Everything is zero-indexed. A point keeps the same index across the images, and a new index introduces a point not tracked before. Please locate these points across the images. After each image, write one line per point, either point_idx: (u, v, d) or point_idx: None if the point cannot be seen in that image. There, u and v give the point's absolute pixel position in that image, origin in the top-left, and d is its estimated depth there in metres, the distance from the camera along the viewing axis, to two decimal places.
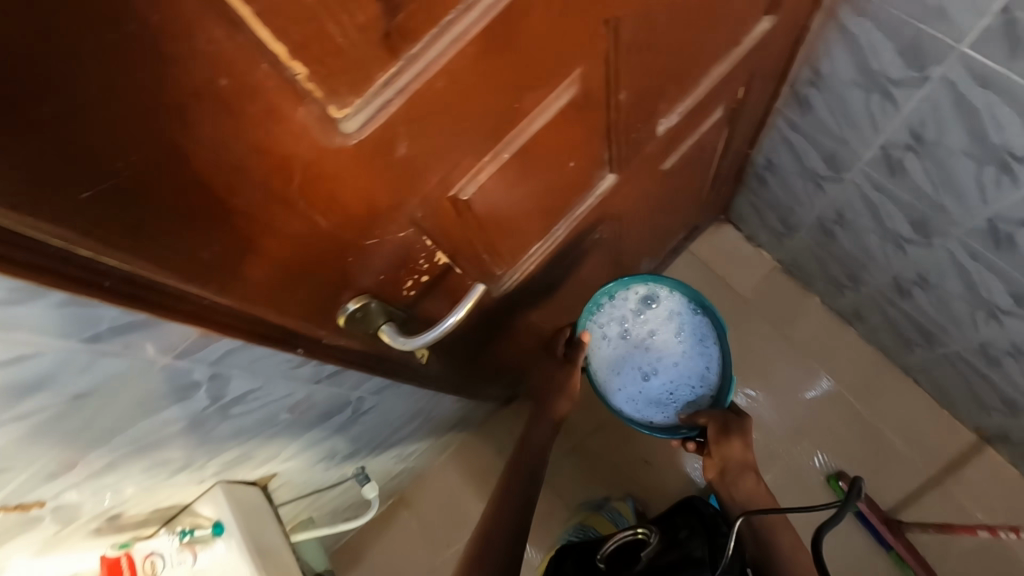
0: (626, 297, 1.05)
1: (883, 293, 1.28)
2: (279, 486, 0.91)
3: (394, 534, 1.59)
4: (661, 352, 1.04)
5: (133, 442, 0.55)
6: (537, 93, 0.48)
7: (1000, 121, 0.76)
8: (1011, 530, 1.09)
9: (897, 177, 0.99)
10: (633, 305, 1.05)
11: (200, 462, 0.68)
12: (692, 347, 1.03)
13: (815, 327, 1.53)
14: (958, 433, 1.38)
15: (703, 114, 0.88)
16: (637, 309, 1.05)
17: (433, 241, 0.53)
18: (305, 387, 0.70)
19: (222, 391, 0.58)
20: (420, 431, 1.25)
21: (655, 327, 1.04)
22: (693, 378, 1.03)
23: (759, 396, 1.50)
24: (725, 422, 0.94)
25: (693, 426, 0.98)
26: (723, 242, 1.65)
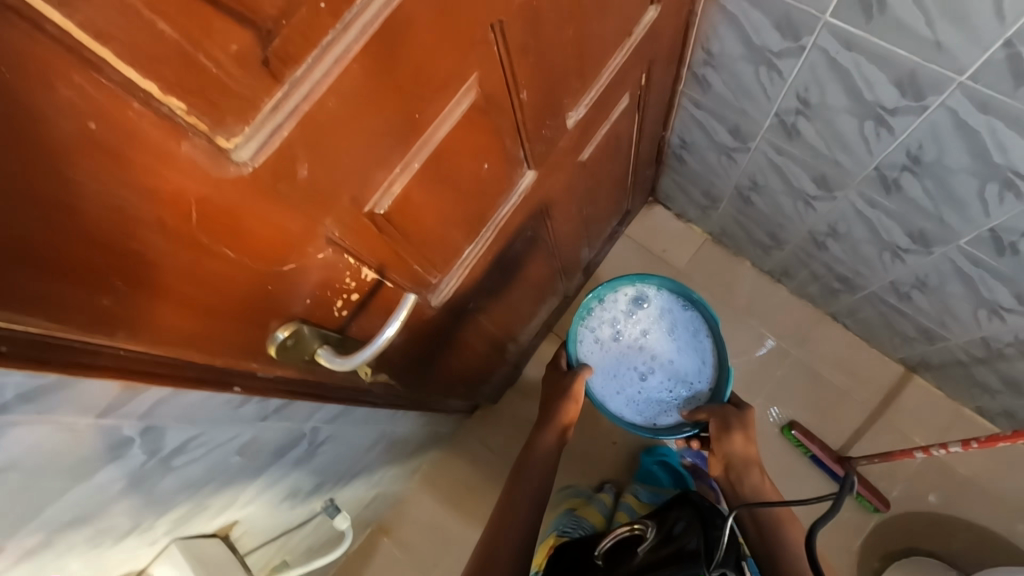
0: (616, 300, 1.16)
1: (803, 248, 1.37)
2: (243, 534, 0.88)
3: (378, 563, 1.56)
4: (656, 351, 1.14)
5: (68, 513, 0.52)
6: (436, 101, 0.50)
7: (870, 80, 0.84)
8: (942, 447, 1.19)
9: (795, 141, 1.07)
10: (623, 308, 1.16)
11: (148, 522, 0.65)
12: (683, 342, 1.15)
13: (751, 290, 1.62)
14: (889, 367, 1.50)
15: (610, 103, 0.92)
16: (627, 311, 1.16)
17: (357, 258, 0.53)
18: (253, 426, 0.68)
19: (160, 443, 0.56)
20: (387, 453, 1.23)
21: (646, 328, 1.15)
22: (688, 372, 1.13)
23: None
24: (724, 417, 1.04)
25: (696, 422, 1.08)
26: (656, 222, 1.72)
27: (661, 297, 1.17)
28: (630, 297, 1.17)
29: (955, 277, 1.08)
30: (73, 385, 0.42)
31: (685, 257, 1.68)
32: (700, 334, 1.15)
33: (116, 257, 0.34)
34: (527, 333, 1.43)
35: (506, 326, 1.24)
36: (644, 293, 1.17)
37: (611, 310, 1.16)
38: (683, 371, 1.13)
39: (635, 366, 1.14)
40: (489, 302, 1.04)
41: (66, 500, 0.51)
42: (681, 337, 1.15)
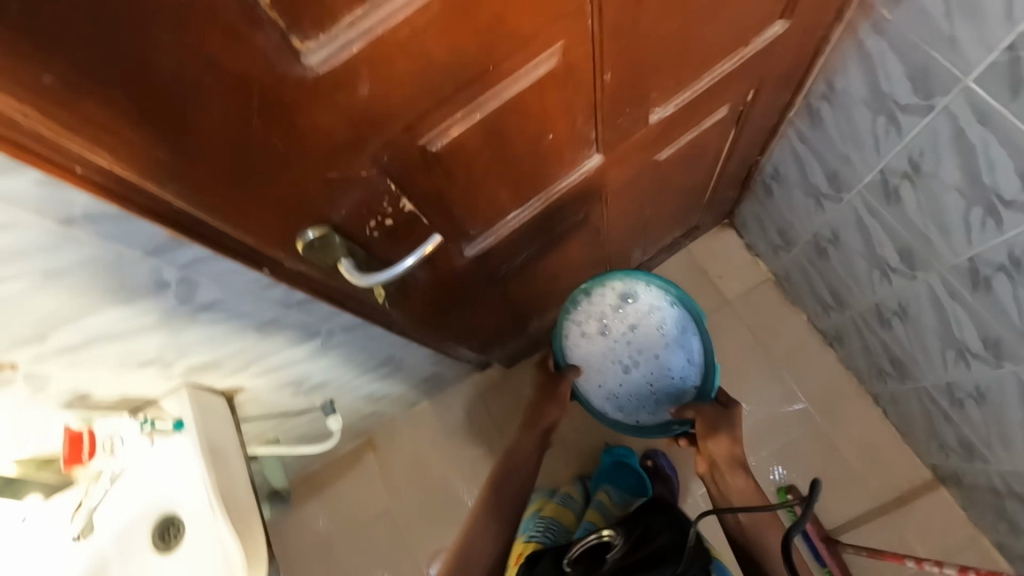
0: (604, 295, 1.11)
1: (865, 319, 1.28)
2: (245, 401, 0.98)
3: (358, 472, 1.67)
4: (641, 348, 1.11)
5: (107, 325, 0.60)
6: (513, 59, 0.51)
7: (993, 162, 0.76)
8: (937, 564, 1.11)
9: (892, 205, 0.99)
10: (611, 303, 1.11)
11: (169, 360, 0.73)
12: (672, 342, 1.11)
13: (796, 344, 1.55)
14: (915, 467, 1.40)
15: (704, 110, 0.89)
16: (614, 308, 1.11)
17: (398, 185, 0.56)
18: (275, 309, 0.75)
19: (191, 295, 0.62)
20: (391, 377, 1.30)
21: (634, 323, 1.10)
22: (671, 371, 1.11)
23: None
24: (713, 420, 1.01)
25: (684, 421, 1.10)
26: (722, 246, 1.66)
27: (653, 294, 1.10)
28: (618, 292, 1.11)
29: (1018, 400, 0.98)
30: (130, 220, 0.48)
31: (740, 290, 1.62)
32: (691, 334, 1.11)
33: (180, 124, 0.38)
34: (556, 312, 1.44)
35: (534, 299, 1.26)
36: (633, 288, 1.10)
37: (601, 300, 1.11)
38: (668, 372, 1.11)
39: (619, 364, 1.13)
40: (523, 270, 1.06)
41: (106, 313, 0.58)
42: (670, 335, 1.11)
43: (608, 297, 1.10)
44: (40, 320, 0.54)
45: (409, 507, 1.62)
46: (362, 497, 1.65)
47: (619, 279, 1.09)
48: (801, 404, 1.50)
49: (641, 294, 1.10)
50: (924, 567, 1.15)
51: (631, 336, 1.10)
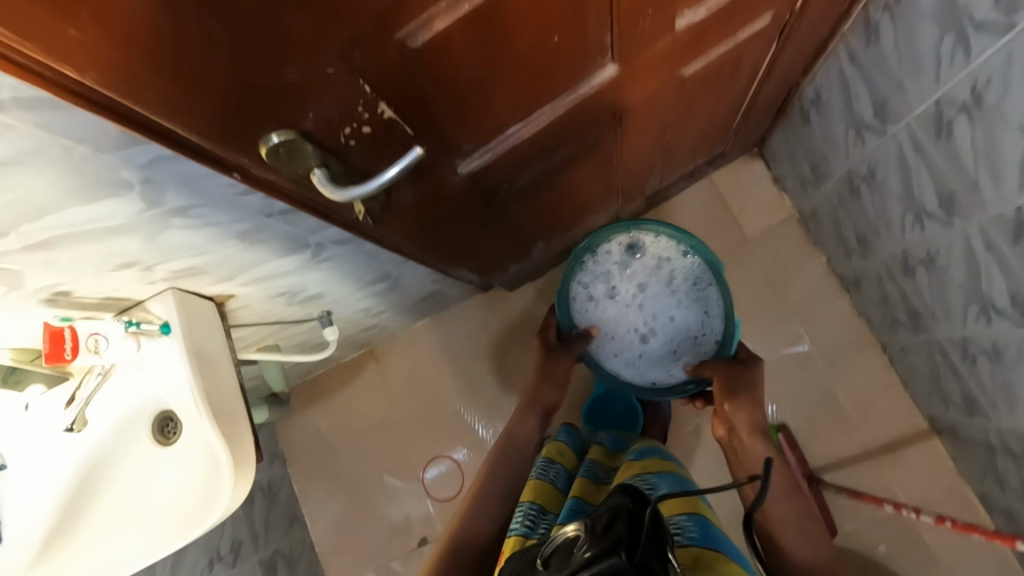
0: (611, 252, 1.29)
1: (887, 265, 1.21)
2: (239, 308, 0.98)
3: (360, 380, 1.72)
4: (649, 300, 1.27)
5: (73, 224, 0.57)
6: None
7: None
8: (915, 510, 1.14)
9: (941, 141, 0.89)
10: (618, 258, 1.29)
11: (150, 264, 0.71)
12: (683, 292, 1.26)
13: (810, 286, 1.49)
14: (912, 416, 1.39)
15: (742, 18, 0.78)
16: (622, 262, 1.28)
17: (373, 87, 0.51)
18: (256, 218, 0.71)
19: (159, 197, 0.59)
20: (390, 293, 1.29)
21: (641, 278, 1.27)
22: (684, 325, 1.26)
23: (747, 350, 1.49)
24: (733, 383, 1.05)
25: (700, 380, 1.21)
26: (747, 178, 1.55)
27: (658, 246, 1.28)
28: (624, 247, 1.29)
29: None
30: (69, 110, 0.43)
31: (760, 227, 1.54)
32: (703, 284, 1.25)
33: None
34: (563, 239, 1.39)
35: (538, 223, 1.21)
36: (639, 242, 1.28)
37: (616, 259, 1.29)
38: (679, 321, 1.26)
39: (633, 319, 1.27)
40: (527, 192, 1.00)
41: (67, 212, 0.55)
42: (680, 285, 1.27)
43: (614, 252, 1.28)
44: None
45: (408, 416, 1.69)
46: (363, 403, 1.72)
47: (625, 233, 1.27)
48: (806, 349, 1.47)
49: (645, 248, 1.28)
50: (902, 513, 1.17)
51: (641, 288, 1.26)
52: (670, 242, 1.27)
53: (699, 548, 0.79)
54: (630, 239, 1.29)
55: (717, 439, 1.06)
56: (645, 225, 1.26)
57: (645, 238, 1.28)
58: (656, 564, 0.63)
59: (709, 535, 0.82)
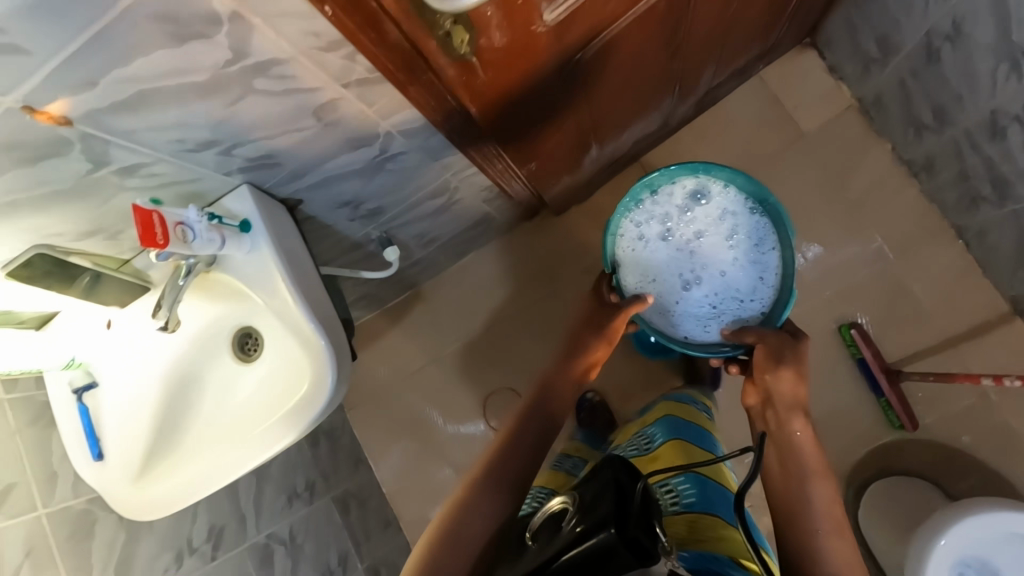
0: (671, 194, 1.12)
1: (969, 134, 1.15)
2: (305, 218, 0.95)
3: (410, 321, 1.70)
4: (705, 256, 1.11)
5: (164, 78, 0.53)
6: None
7: None
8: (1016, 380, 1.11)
9: None
10: (678, 203, 1.12)
11: (228, 147, 0.67)
12: (743, 252, 1.10)
13: (874, 178, 1.42)
14: (992, 301, 1.34)
15: None
16: (683, 207, 1.11)
17: None
18: (335, 88, 0.67)
19: (245, 46, 0.54)
20: (444, 214, 1.25)
21: (699, 228, 1.11)
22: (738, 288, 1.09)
23: (818, 255, 1.43)
24: (779, 350, 0.95)
25: (739, 344, 1.05)
26: (800, 72, 1.47)
27: (726, 198, 1.11)
28: (689, 191, 1.12)
29: None
30: None
31: (818, 121, 1.46)
32: (765, 247, 1.10)
33: None
34: (616, 144, 1.33)
35: (598, 121, 1.14)
36: (706, 189, 1.12)
37: (673, 205, 1.12)
38: (732, 283, 1.10)
39: (681, 268, 1.11)
40: (596, 74, 0.93)
41: (159, 58, 0.51)
42: (739, 244, 1.11)
43: (675, 195, 1.12)
44: (89, 53, 0.47)
45: (461, 352, 1.67)
46: (415, 343, 1.69)
47: (691, 175, 1.11)
48: (874, 243, 1.41)
49: (712, 196, 1.11)
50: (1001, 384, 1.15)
51: (697, 240, 1.11)
52: (736, 195, 1.11)
53: (698, 514, 0.86)
54: (695, 183, 1.12)
55: (746, 406, 1.01)
56: (717, 170, 1.10)
57: (713, 185, 1.11)
58: (646, 539, 0.63)
59: (708, 500, 0.89)
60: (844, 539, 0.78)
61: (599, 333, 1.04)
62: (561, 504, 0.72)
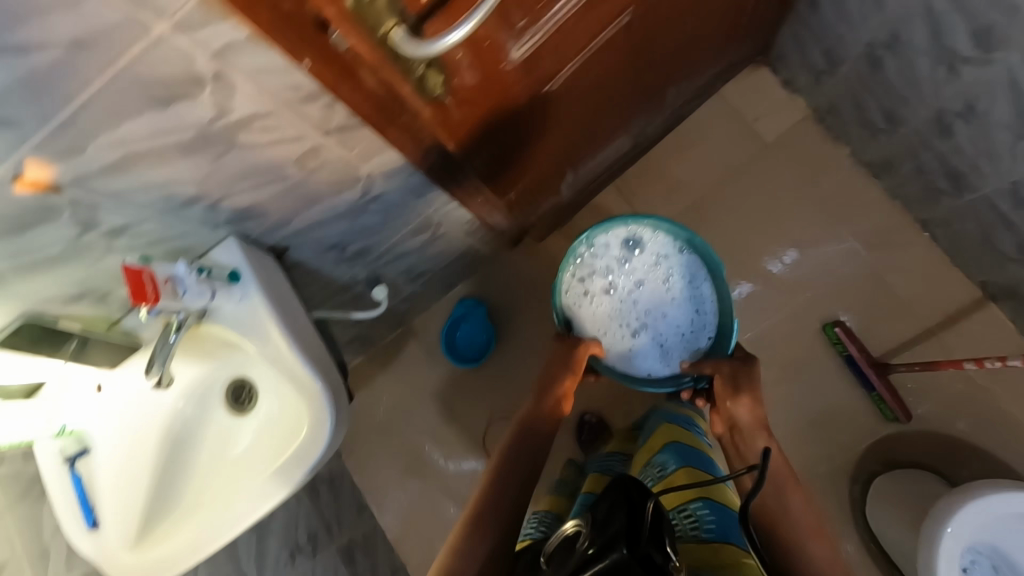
0: (608, 246, 1.22)
1: (921, 133, 1.21)
2: (293, 265, 0.96)
3: (403, 359, 1.69)
4: (647, 299, 1.21)
5: (149, 139, 0.55)
6: None
7: None
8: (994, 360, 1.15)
9: None
10: (616, 254, 1.22)
11: (214, 201, 0.69)
12: (680, 288, 1.21)
13: (838, 180, 1.49)
14: (964, 288, 1.39)
15: None
16: (619, 257, 1.21)
17: None
18: (316, 137, 0.69)
19: (227, 103, 0.56)
20: (428, 250, 1.27)
21: (637, 274, 1.21)
22: (682, 322, 1.20)
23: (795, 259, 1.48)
24: (733, 378, 1.02)
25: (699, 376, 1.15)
26: (756, 87, 1.55)
27: (656, 241, 1.22)
28: (622, 241, 1.22)
29: None
30: None
31: (776, 132, 1.53)
32: (699, 280, 1.21)
33: None
34: (589, 168, 1.37)
35: (569, 148, 1.18)
36: (637, 236, 1.22)
37: (612, 255, 1.22)
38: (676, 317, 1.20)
39: (629, 312, 1.20)
40: (564, 104, 0.97)
41: (144, 121, 0.53)
42: (676, 280, 1.21)
43: (612, 247, 1.22)
44: (79, 122, 0.49)
45: (456, 386, 1.66)
46: (409, 381, 1.68)
47: (623, 226, 1.21)
48: (845, 243, 1.46)
49: (645, 243, 1.22)
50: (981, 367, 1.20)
51: (637, 284, 1.20)
52: (667, 237, 1.21)
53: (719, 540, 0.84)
54: (628, 233, 1.22)
55: (719, 432, 1.07)
56: (645, 219, 1.20)
57: (644, 233, 1.22)
58: (658, 557, 0.63)
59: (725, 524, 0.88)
60: (822, 545, 0.81)
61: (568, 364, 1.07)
62: (573, 526, 0.70)
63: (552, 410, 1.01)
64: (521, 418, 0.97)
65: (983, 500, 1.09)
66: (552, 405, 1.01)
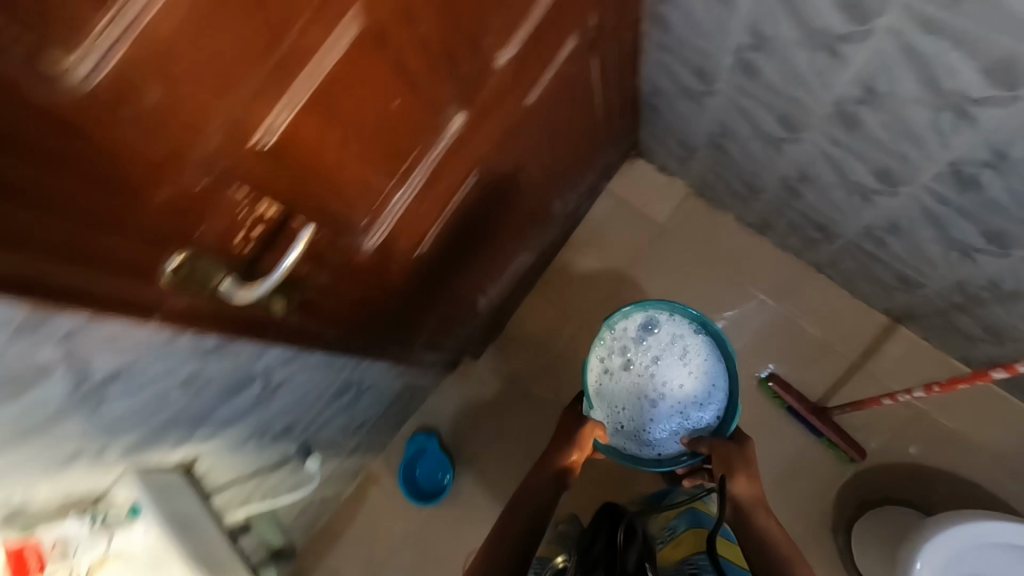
0: (626, 327, 1.23)
1: (779, 196, 1.34)
2: (211, 468, 0.96)
3: (367, 510, 1.64)
4: (665, 378, 1.18)
5: (10, 423, 0.58)
6: (321, 27, 0.51)
7: (815, 6, 0.81)
8: (907, 393, 1.19)
9: (756, 79, 1.03)
10: (634, 335, 1.23)
11: (99, 446, 0.71)
12: (698, 369, 1.18)
13: (731, 243, 1.61)
14: (872, 317, 1.47)
15: (550, 45, 0.92)
16: (638, 338, 1.22)
17: (245, 190, 0.56)
18: (193, 362, 0.73)
19: (87, 370, 0.60)
20: (359, 403, 1.29)
21: (656, 354, 1.20)
22: (701, 401, 1.17)
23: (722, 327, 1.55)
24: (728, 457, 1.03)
25: (697, 453, 1.13)
26: (637, 177, 1.70)
27: (673, 323, 1.23)
28: (640, 324, 1.23)
29: (926, 220, 1.04)
30: None
31: (666, 213, 1.67)
32: (715, 361, 1.20)
33: None
34: (500, 287, 1.45)
35: (469, 281, 1.26)
36: (654, 319, 1.23)
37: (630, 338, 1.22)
38: (695, 397, 1.17)
39: (648, 391, 1.19)
40: (443, 255, 1.06)
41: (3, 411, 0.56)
42: (694, 362, 1.19)
43: (630, 328, 1.23)
44: None
45: (427, 524, 1.61)
46: (377, 531, 1.62)
47: (641, 310, 1.23)
48: (755, 299, 1.55)
49: (662, 325, 1.22)
50: (898, 400, 1.24)
51: (656, 365, 1.19)
52: (683, 319, 1.22)
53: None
54: (646, 316, 1.23)
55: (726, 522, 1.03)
56: (660, 303, 1.22)
57: (660, 315, 1.23)
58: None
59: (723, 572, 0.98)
60: None
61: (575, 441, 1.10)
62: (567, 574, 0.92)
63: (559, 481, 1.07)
64: (529, 486, 1.06)
65: (934, 541, 1.08)
66: (561, 478, 1.07)
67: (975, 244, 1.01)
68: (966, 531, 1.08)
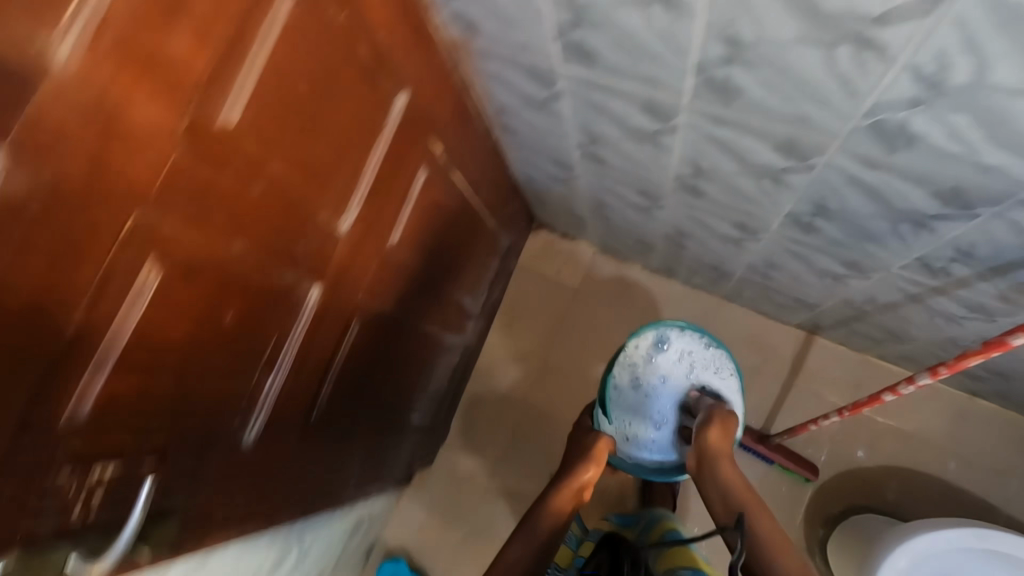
0: (638, 346, 1.22)
1: (670, 248, 1.40)
2: None
3: None
4: (671, 396, 1.20)
5: None
6: (111, 296, 0.52)
7: (623, 111, 0.87)
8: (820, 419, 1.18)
9: (605, 165, 1.10)
10: (645, 352, 1.22)
11: None
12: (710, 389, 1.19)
13: (645, 291, 1.66)
14: (789, 333, 1.53)
15: (398, 188, 0.96)
16: (649, 357, 1.22)
17: (71, 467, 0.54)
18: None
19: None
20: (307, 559, 1.23)
21: (666, 372, 1.21)
22: None
23: None
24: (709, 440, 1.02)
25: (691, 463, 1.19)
26: (543, 248, 1.75)
27: (684, 338, 1.22)
28: (651, 342, 1.22)
29: (793, 256, 1.11)
30: None
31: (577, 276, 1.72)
32: (725, 374, 1.21)
33: None
34: (430, 394, 1.44)
35: (389, 407, 1.25)
36: (665, 336, 1.21)
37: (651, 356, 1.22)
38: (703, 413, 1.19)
39: (657, 410, 1.20)
40: (348, 401, 1.05)
41: None
42: (705, 378, 1.21)
43: (642, 346, 1.22)
44: None
45: None
46: None
47: (653, 329, 1.21)
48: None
49: (673, 341, 1.21)
50: (818, 425, 1.23)
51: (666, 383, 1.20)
52: (693, 334, 1.22)
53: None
54: (656, 332, 1.22)
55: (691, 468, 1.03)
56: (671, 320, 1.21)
57: (671, 331, 1.21)
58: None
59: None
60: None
61: (586, 457, 1.08)
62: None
63: (573, 497, 1.04)
64: (550, 505, 1.01)
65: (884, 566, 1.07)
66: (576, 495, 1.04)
67: (838, 272, 1.06)
68: (907, 555, 1.08)
